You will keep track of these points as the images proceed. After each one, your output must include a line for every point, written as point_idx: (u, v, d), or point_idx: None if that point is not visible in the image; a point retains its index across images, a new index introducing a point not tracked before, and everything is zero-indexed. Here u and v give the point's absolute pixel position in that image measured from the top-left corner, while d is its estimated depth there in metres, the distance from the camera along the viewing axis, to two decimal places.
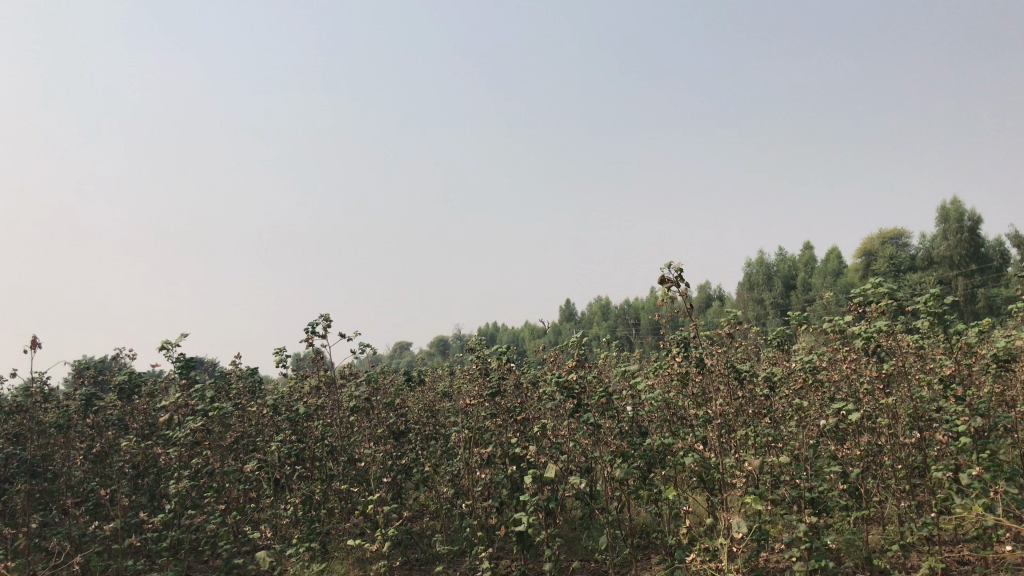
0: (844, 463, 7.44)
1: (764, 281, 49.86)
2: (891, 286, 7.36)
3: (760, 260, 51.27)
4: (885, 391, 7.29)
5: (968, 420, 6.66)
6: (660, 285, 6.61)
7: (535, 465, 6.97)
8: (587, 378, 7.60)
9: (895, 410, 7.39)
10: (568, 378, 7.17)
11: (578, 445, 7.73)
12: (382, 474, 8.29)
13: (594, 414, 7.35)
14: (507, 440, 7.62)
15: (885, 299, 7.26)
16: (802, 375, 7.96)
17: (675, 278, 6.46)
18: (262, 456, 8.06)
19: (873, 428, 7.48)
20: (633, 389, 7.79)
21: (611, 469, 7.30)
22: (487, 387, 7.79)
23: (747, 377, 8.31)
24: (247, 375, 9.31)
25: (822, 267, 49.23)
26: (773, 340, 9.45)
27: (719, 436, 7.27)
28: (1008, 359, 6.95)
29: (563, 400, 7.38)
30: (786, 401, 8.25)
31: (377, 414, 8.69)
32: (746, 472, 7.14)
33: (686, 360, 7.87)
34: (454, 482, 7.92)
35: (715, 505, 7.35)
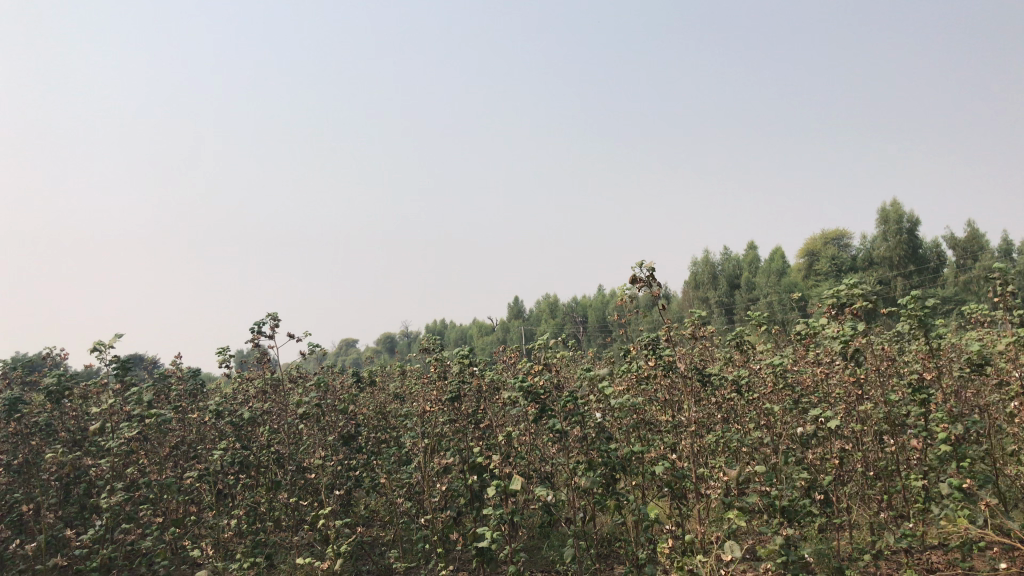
0: (815, 470, 7.24)
1: (710, 280, 50.17)
2: (864, 287, 7.13)
3: (707, 260, 51.65)
4: (858, 396, 7.08)
5: (947, 427, 6.46)
6: (631, 284, 6.29)
7: (498, 476, 6.60)
8: (551, 382, 7.26)
9: (867, 415, 7.19)
10: (532, 382, 6.82)
11: (541, 452, 7.39)
12: (333, 482, 7.83)
13: (558, 420, 7.01)
14: (467, 448, 7.25)
15: (859, 302, 7.04)
16: (771, 378, 7.74)
17: (646, 277, 6.16)
18: (204, 465, 7.54)
19: (844, 435, 7.27)
20: (598, 394, 7.48)
21: (576, 478, 6.97)
22: (445, 391, 7.39)
23: (713, 381, 8.07)
24: (189, 377, 8.76)
25: (767, 267, 49.76)
26: (735, 342, 9.26)
27: (688, 444, 6.99)
28: (984, 364, 6.78)
29: (526, 406, 7.03)
30: (753, 406, 8.03)
31: (328, 419, 8.23)
32: (717, 481, 6.87)
33: (653, 363, 7.58)
34: (411, 493, 7.51)
35: (683, 516, 7.08)
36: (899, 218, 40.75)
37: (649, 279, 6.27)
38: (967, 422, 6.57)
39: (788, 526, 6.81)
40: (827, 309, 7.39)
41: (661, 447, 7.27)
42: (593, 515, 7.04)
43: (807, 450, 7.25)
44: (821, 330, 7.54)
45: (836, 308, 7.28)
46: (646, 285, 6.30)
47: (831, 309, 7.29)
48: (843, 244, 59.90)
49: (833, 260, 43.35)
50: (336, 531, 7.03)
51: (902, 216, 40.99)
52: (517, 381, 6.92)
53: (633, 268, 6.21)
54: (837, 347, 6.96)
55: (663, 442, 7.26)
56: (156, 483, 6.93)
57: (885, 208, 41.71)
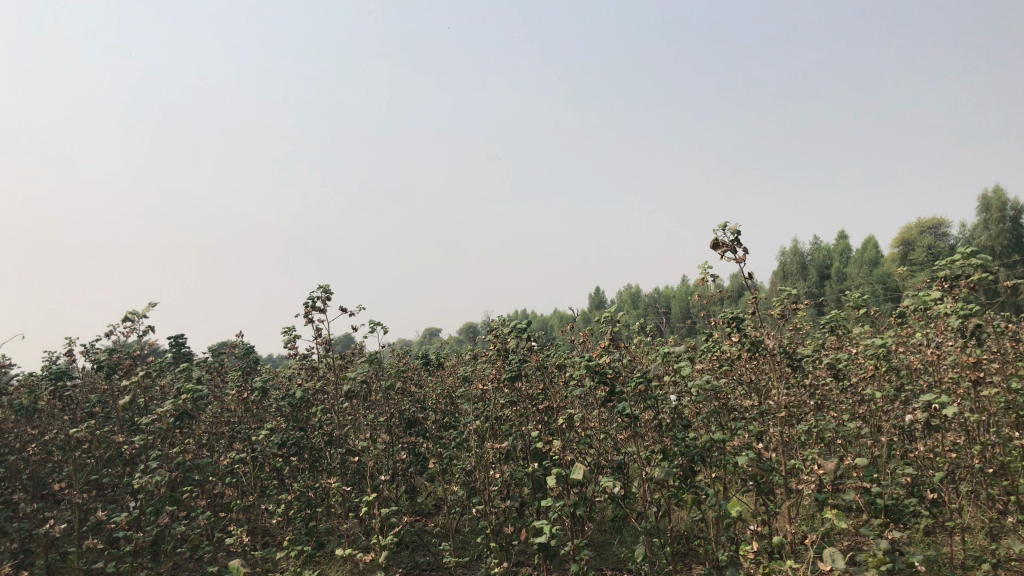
0: (923, 464, 6.37)
1: (799, 270, 47.80)
2: (986, 256, 6.20)
3: (795, 249, 49.72)
4: (976, 382, 6.16)
5: None
6: (712, 249, 5.56)
7: (560, 463, 5.98)
8: (622, 363, 6.57)
9: (987, 404, 6.28)
10: (599, 361, 6.16)
11: (611, 440, 6.73)
12: (388, 468, 7.34)
13: (629, 404, 6.33)
14: (530, 433, 6.64)
15: (979, 273, 6.12)
16: (872, 361, 6.88)
17: (730, 241, 5.42)
18: (251, 446, 7.14)
19: (959, 425, 6.36)
20: (676, 375, 6.75)
21: (648, 469, 6.29)
22: (506, 370, 6.78)
23: (806, 364, 7.25)
24: (243, 355, 8.40)
25: (859, 256, 47.58)
26: (829, 324, 8.39)
27: (775, 432, 6.22)
28: None
29: (594, 388, 6.38)
30: (851, 392, 7.19)
31: (384, 401, 7.75)
32: (809, 475, 6.08)
33: (737, 343, 6.82)
34: (467, 480, 6.95)
35: (769, 513, 6.32)
36: (1002, 204, 38.33)
37: (734, 243, 5.54)
38: None
39: (892, 529, 5.98)
40: (940, 282, 6.49)
41: (745, 436, 6.50)
42: (668, 509, 6.35)
43: (914, 443, 6.39)
44: (933, 305, 6.64)
45: (951, 279, 6.38)
46: (730, 249, 5.58)
47: (945, 281, 6.38)
48: (941, 233, 56.91)
49: (929, 249, 41.10)
50: (387, 518, 6.53)
51: (1005, 203, 38.47)
52: (583, 360, 6.28)
53: (714, 230, 5.50)
54: (953, 325, 6.07)
55: (748, 430, 6.50)
56: (199, 463, 6.58)
57: (987, 194, 39.20)
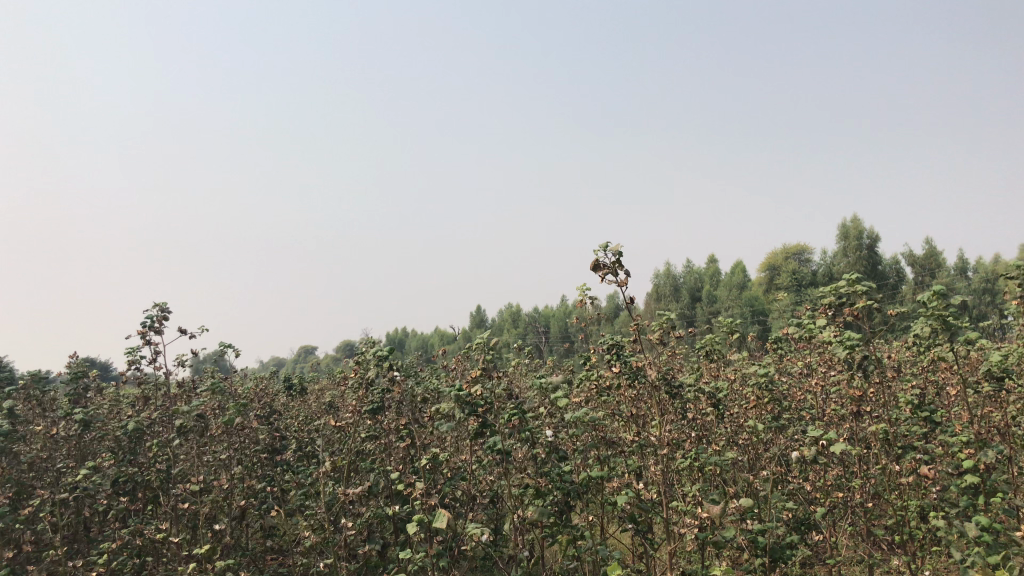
0: (806, 500, 6.06)
1: (672, 293, 48.87)
2: (869, 283, 6.02)
3: (669, 272, 50.82)
4: (860, 415, 5.93)
5: (975, 451, 5.24)
6: (591, 271, 5.13)
7: (423, 505, 5.35)
8: (495, 393, 6.03)
9: (869, 438, 6.04)
10: (470, 392, 5.59)
11: (482, 477, 6.14)
12: (231, 511, 6.50)
13: (502, 439, 5.77)
14: (393, 470, 5.99)
15: (863, 301, 5.92)
16: (754, 392, 6.61)
17: (611, 262, 5.01)
18: (67, 488, 6.18)
19: (842, 459, 6.11)
20: (553, 407, 6.27)
21: (522, 509, 5.73)
22: (368, 401, 6.11)
23: (688, 393, 6.91)
24: (70, 381, 7.40)
25: (729, 280, 49.09)
26: (707, 350, 8.17)
27: (656, 470, 5.78)
28: (1005, 376, 5.60)
29: (464, 421, 5.80)
30: (733, 423, 6.90)
31: (230, 434, 6.93)
32: (691, 515, 5.66)
33: (617, 371, 6.42)
34: (320, 522, 6.21)
35: (648, 555, 5.85)
36: (859, 234, 40.30)
37: (615, 266, 5.15)
38: (997, 447, 5.36)
39: (776, 570, 5.63)
40: (824, 310, 6.28)
41: (624, 472, 6.04)
42: (541, 553, 5.82)
43: (797, 477, 6.10)
44: (816, 334, 6.42)
45: (835, 307, 6.18)
46: (612, 273, 5.18)
47: (829, 309, 6.18)
48: (804, 259, 59.55)
49: (793, 274, 42.73)
50: (223, 570, 5.71)
51: (861, 232, 40.42)
52: (452, 391, 5.69)
53: (595, 250, 5.08)
54: (838, 355, 5.82)
55: (627, 465, 6.06)
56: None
57: (845, 223, 41.11)
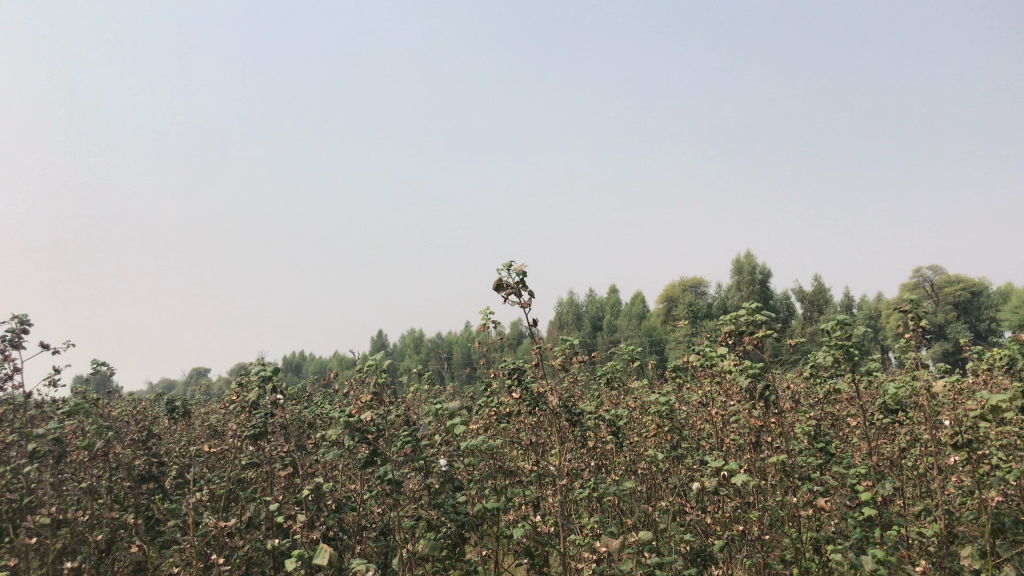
0: (704, 533, 5.94)
1: (573, 322, 49.27)
2: (770, 312, 5.99)
3: (571, 301, 51.28)
4: (759, 446, 5.86)
5: (871, 483, 5.22)
6: (494, 291, 4.90)
7: (305, 540, 4.96)
8: (388, 419, 5.70)
9: (767, 469, 5.98)
10: (360, 417, 5.25)
11: (371, 508, 5.78)
12: (91, 546, 5.92)
13: (393, 468, 5.44)
14: (274, 501, 5.57)
15: (764, 331, 5.88)
16: (655, 421, 6.49)
17: (515, 282, 4.79)
18: None
19: (741, 491, 6.02)
20: (449, 434, 5.98)
21: (412, 543, 5.40)
22: (250, 426, 5.68)
23: (588, 421, 6.74)
24: None
25: (629, 310, 49.87)
26: (608, 378, 8.05)
27: (553, 501, 5.56)
28: (899, 409, 5.64)
29: (354, 448, 5.44)
30: (632, 452, 6.76)
31: (96, 461, 6.36)
32: (588, 548, 5.44)
33: (517, 398, 6.19)
34: (192, 557, 5.72)
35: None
36: (753, 268, 41.60)
37: (519, 286, 4.93)
38: (892, 480, 5.36)
39: None
40: (725, 338, 6.23)
41: (522, 503, 5.79)
42: None
43: (696, 509, 5.98)
44: (718, 363, 6.36)
45: (736, 335, 6.12)
46: (515, 293, 4.96)
47: (731, 337, 6.12)
48: (701, 292, 61.13)
49: (691, 306, 43.72)
50: None
51: (755, 268, 41.74)
52: (342, 416, 5.34)
53: (499, 269, 4.85)
54: (739, 384, 5.75)
55: (524, 497, 5.81)
56: None
57: (740, 258, 42.38)
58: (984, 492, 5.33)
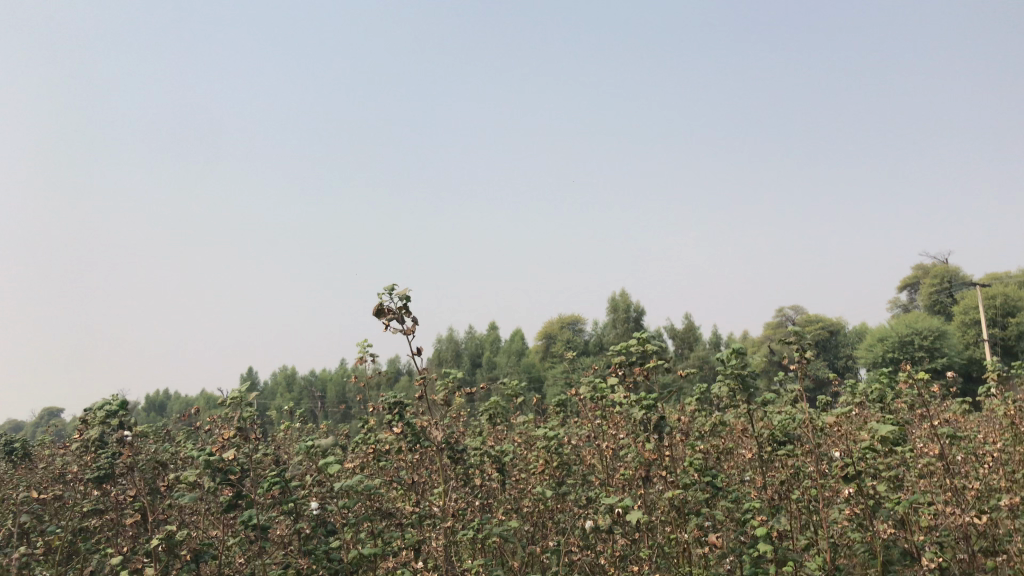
0: (595, 574, 5.65)
1: (453, 358, 48.81)
2: (662, 342, 5.84)
3: (450, 337, 50.88)
4: (650, 481, 5.64)
5: (765, 518, 5.08)
6: (375, 316, 4.52)
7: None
8: (254, 459, 5.16)
9: (658, 504, 5.78)
10: (223, 456, 4.72)
11: (232, 558, 5.20)
12: None
13: (258, 512, 4.91)
14: (119, 552, 4.92)
15: (655, 361, 5.72)
16: (543, 457, 6.20)
17: (398, 306, 4.43)
18: None
19: (631, 528, 5.79)
20: (323, 474, 5.50)
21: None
22: (94, 467, 5.02)
23: (472, 456, 6.38)
24: None
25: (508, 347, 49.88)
26: (492, 413, 7.73)
27: (437, 546, 5.14)
28: (789, 440, 5.56)
29: (214, 491, 4.88)
30: (517, 487, 6.42)
31: None
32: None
33: (397, 433, 5.78)
34: None
35: None
36: (628, 307, 42.46)
37: (402, 311, 4.59)
38: (783, 513, 5.24)
39: None
40: (615, 369, 6.03)
41: (402, 547, 5.36)
42: None
43: (587, 549, 5.69)
44: (606, 395, 6.15)
45: (625, 366, 5.94)
46: (398, 319, 4.61)
47: (620, 368, 5.92)
48: (578, 329, 61.99)
49: (569, 343, 44.12)
50: None
51: (631, 306, 42.60)
52: (202, 455, 4.78)
53: (382, 294, 4.50)
54: (631, 417, 5.55)
55: (404, 541, 5.38)
56: None
57: (616, 296, 43.18)
58: (871, 523, 5.29)
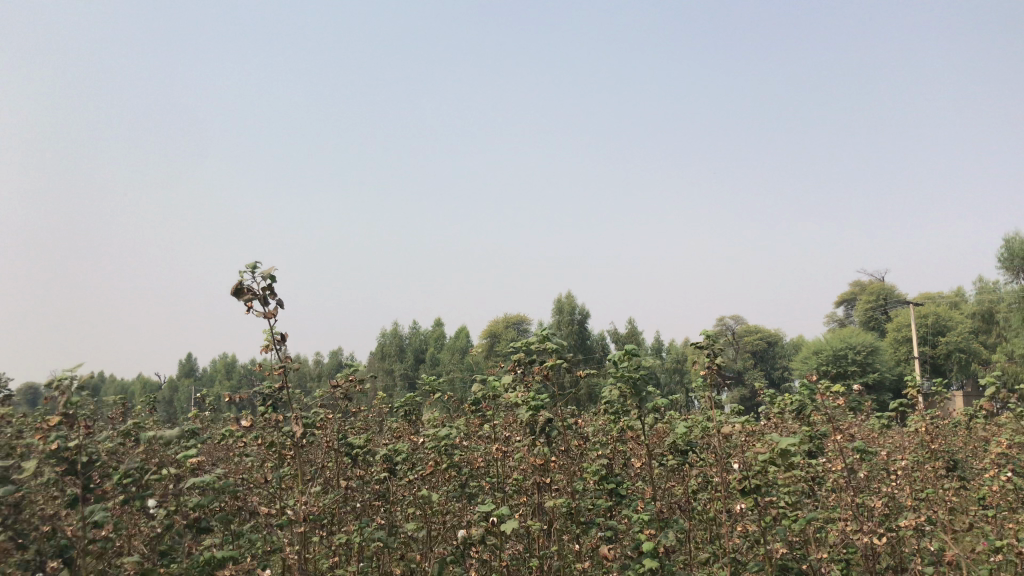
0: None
1: (393, 353, 48.06)
2: (562, 341, 5.49)
3: (392, 332, 50.14)
4: (540, 487, 5.26)
5: (655, 533, 4.74)
6: (234, 297, 4.18)
7: None
8: (105, 447, 4.64)
9: (550, 512, 5.41)
10: (63, 444, 4.20)
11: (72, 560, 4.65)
12: None
13: (100, 507, 4.39)
14: None
15: (554, 360, 5.37)
16: (433, 458, 5.79)
17: (260, 287, 4.11)
18: None
19: (520, 538, 5.40)
20: (186, 468, 4.99)
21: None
22: None
23: (358, 455, 5.93)
24: None
25: (451, 344, 49.32)
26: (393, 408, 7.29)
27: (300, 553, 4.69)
28: (689, 451, 5.25)
29: (54, 483, 4.35)
30: (406, 489, 6.00)
31: None
32: None
33: (274, 426, 5.32)
34: None
35: None
36: (571, 310, 42.30)
37: (264, 292, 4.27)
38: (675, 527, 4.91)
39: None
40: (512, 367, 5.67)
41: (265, 551, 4.89)
42: None
43: (469, 558, 5.29)
44: (503, 394, 5.77)
45: (523, 364, 5.57)
46: (260, 300, 4.29)
47: (520, 365, 5.58)
48: (523, 330, 61.68)
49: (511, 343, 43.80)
50: None
51: (574, 309, 42.37)
52: (40, 442, 4.26)
53: (242, 274, 4.18)
54: (524, 418, 5.18)
55: (269, 543, 4.92)
56: None
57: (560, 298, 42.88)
58: (766, 541, 5.01)
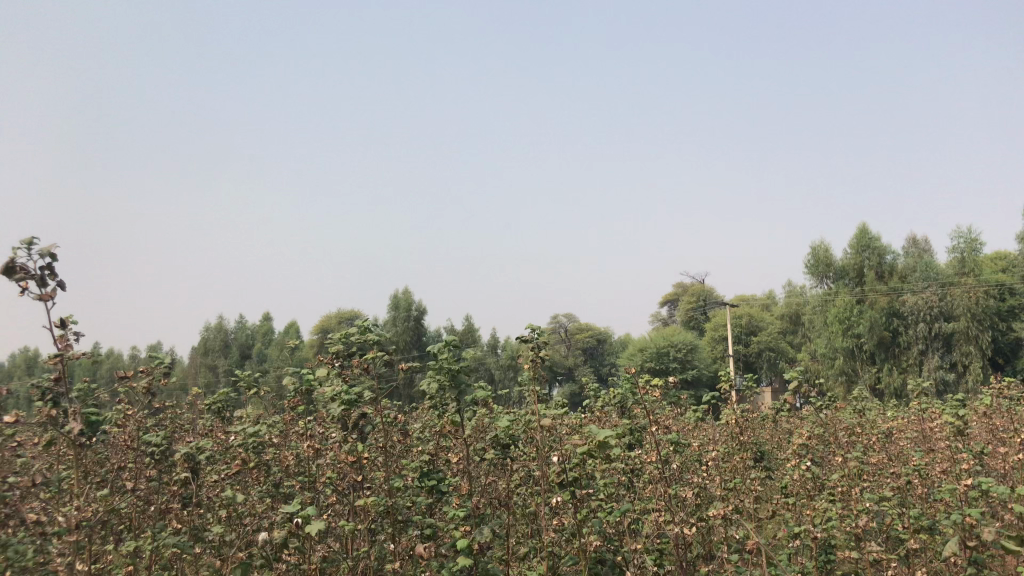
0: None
1: (219, 347, 45.84)
2: (382, 332, 5.27)
3: (218, 325, 47.83)
4: (354, 486, 5.02)
5: (470, 530, 4.62)
6: (4, 276, 3.67)
7: None
8: None
9: (364, 511, 5.18)
10: None
11: None
12: None
13: None
14: None
15: (372, 352, 5.14)
16: (240, 457, 5.41)
17: (36, 265, 3.62)
18: None
19: (331, 539, 5.13)
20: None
21: None
22: None
23: (156, 454, 5.45)
24: None
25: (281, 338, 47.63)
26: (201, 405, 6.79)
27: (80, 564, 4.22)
28: (508, 446, 5.17)
29: None
30: (210, 490, 5.57)
31: None
32: None
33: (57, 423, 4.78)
34: None
35: None
36: (407, 306, 41.90)
37: (42, 271, 3.78)
38: (491, 523, 4.81)
39: None
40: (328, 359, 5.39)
41: (40, 563, 4.36)
42: None
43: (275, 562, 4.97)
44: (318, 388, 5.48)
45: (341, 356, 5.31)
46: (37, 280, 3.79)
47: (336, 358, 5.30)
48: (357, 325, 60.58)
49: None
50: None
51: (410, 305, 41.99)
52: None
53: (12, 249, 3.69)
54: (339, 413, 4.93)
55: (43, 554, 4.40)
56: None
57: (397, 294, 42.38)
58: (582, 535, 5.00)
